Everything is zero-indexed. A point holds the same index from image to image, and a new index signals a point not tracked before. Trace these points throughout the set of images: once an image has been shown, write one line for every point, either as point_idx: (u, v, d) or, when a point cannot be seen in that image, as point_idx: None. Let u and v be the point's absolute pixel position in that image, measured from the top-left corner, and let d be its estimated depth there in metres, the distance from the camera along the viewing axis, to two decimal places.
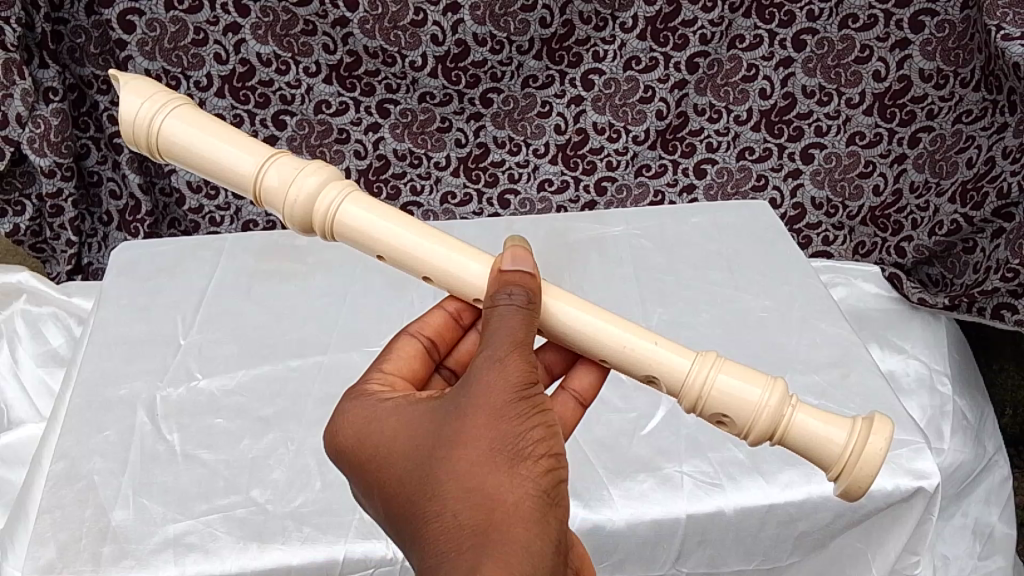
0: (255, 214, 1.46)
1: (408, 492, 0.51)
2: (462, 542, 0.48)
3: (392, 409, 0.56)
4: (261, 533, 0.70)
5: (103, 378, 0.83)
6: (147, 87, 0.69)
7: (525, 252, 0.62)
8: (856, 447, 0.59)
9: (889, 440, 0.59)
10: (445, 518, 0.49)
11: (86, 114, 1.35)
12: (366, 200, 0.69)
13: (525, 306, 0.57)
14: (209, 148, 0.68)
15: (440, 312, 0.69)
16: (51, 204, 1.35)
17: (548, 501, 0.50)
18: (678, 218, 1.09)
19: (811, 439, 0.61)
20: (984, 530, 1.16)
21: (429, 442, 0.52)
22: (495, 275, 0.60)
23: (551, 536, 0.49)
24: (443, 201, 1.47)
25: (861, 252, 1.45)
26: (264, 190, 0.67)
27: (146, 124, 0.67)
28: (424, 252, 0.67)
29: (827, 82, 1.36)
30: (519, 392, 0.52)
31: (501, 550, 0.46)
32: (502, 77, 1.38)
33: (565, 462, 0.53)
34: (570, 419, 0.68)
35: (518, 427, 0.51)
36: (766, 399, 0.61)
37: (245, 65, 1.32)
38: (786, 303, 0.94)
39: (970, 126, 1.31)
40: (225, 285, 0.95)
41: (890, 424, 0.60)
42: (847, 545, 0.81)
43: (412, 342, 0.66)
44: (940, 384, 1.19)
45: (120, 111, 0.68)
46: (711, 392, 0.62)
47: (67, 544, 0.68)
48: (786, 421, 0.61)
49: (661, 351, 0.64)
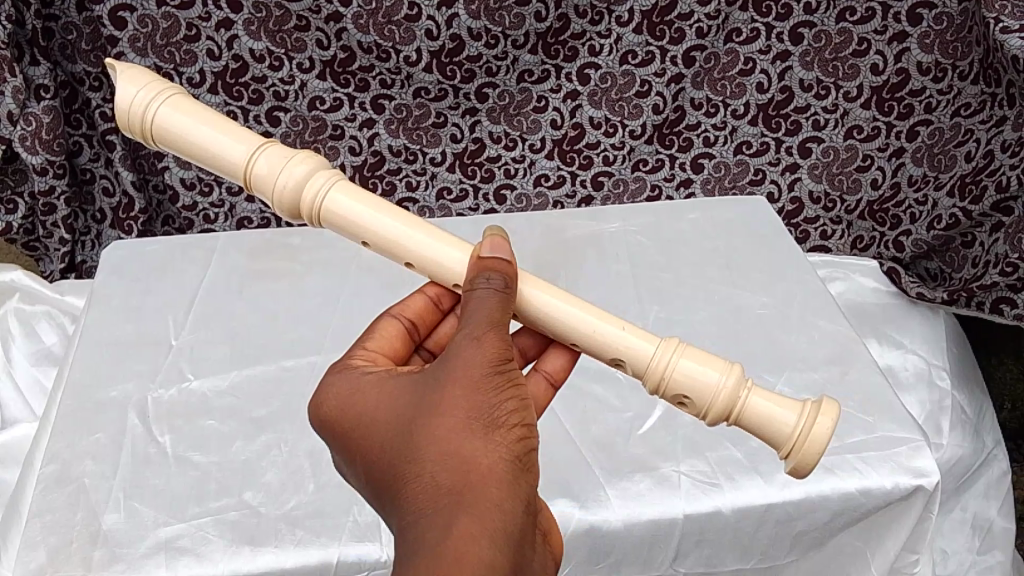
0: (250, 211, 1.45)
1: (388, 459, 0.53)
2: (437, 501, 0.49)
3: (375, 383, 0.57)
4: (253, 537, 0.69)
5: (94, 380, 0.82)
6: (145, 74, 0.69)
7: (504, 241, 0.64)
8: (804, 427, 0.61)
9: (834, 421, 0.61)
10: (422, 481, 0.50)
11: (78, 112, 1.34)
12: (357, 190, 0.68)
13: (503, 291, 0.59)
14: (202, 136, 0.67)
15: (421, 296, 0.69)
16: (43, 202, 1.34)
17: (520, 466, 0.52)
18: (675, 214, 1.08)
19: (763, 421, 0.63)
20: (983, 524, 1.16)
21: (408, 411, 0.53)
22: (473, 262, 0.62)
23: (521, 498, 0.51)
24: (439, 197, 1.45)
25: (859, 247, 1.44)
26: (256, 179, 0.66)
27: (141, 112, 0.67)
28: (415, 243, 0.67)
29: (824, 76, 1.35)
30: (494, 365, 0.54)
31: (474, 508, 0.48)
32: (497, 72, 1.37)
33: (536, 433, 0.55)
34: (541, 399, 0.68)
35: (493, 396, 0.52)
36: (723, 382, 0.63)
37: (238, 61, 1.31)
38: (784, 300, 0.93)
39: (969, 119, 1.30)
40: (217, 285, 0.94)
41: (837, 406, 0.63)
42: (847, 544, 0.80)
43: (394, 323, 0.66)
44: (940, 379, 1.20)
45: (116, 98, 0.67)
46: (670, 375, 0.64)
47: (57, 548, 0.67)
48: (740, 403, 0.63)
49: (625, 335, 0.65)
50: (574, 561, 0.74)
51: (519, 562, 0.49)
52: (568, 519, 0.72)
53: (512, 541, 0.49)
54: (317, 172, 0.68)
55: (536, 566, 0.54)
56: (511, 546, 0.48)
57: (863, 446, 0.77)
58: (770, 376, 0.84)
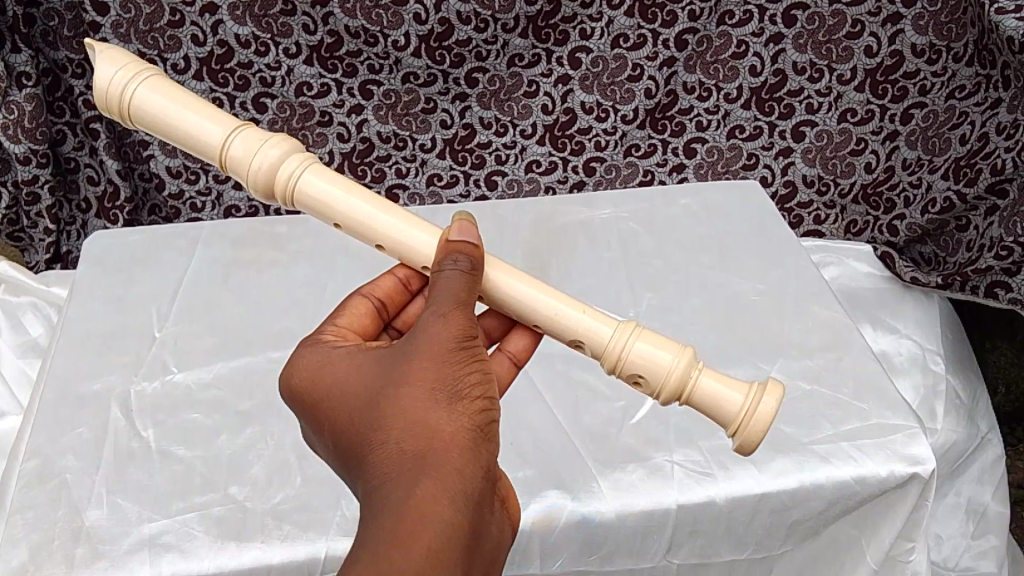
0: (238, 199, 1.43)
1: (355, 427, 0.54)
2: (401, 467, 0.51)
3: (345, 357, 0.58)
4: (239, 533, 0.68)
5: (76, 373, 0.80)
6: (122, 55, 0.67)
7: (472, 225, 0.64)
8: (748, 408, 0.60)
9: (779, 403, 0.60)
10: (387, 447, 0.52)
11: (61, 99, 1.31)
12: (337, 177, 0.67)
13: (470, 272, 0.60)
14: (180, 118, 0.65)
15: (390, 278, 0.69)
16: (27, 191, 1.32)
17: (481, 436, 0.54)
18: (667, 199, 1.06)
19: (711, 404, 0.62)
20: (977, 509, 1.15)
21: (375, 383, 0.54)
22: (441, 245, 0.63)
23: (481, 465, 0.53)
24: (430, 183, 1.44)
25: (853, 232, 1.43)
26: (234, 163, 0.64)
27: (119, 92, 0.65)
28: (397, 231, 0.65)
29: (818, 58, 1.33)
30: (459, 342, 0.55)
31: (436, 475, 0.50)
32: (487, 57, 1.35)
33: (498, 406, 0.56)
34: (504, 377, 0.69)
35: (456, 369, 0.54)
36: (674, 363, 0.62)
37: (223, 47, 1.29)
38: (777, 287, 0.92)
39: (963, 102, 1.29)
40: (202, 275, 0.92)
41: (783, 389, 0.62)
42: (843, 532, 0.79)
43: (364, 302, 0.66)
44: (934, 363, 1.19)
45: (93, 78, 0.65)
46: (625, 358, 0.63)
47: (39, 546, 0.66)
48: (690, 384, 0.62)
49: (584, 318, 0.65)
50: (566, 554, 0.73)
51: (477, 525, 0.51)
52: (561, 510, 0.71)
53: (472, 504, 0.51)
54: (296, 159, 0.66)
55: (494, 530, 0.56)
56: (471, 511, 0.50)
57: (858, 433, 0.76)
58: (764, 363, 0.83)
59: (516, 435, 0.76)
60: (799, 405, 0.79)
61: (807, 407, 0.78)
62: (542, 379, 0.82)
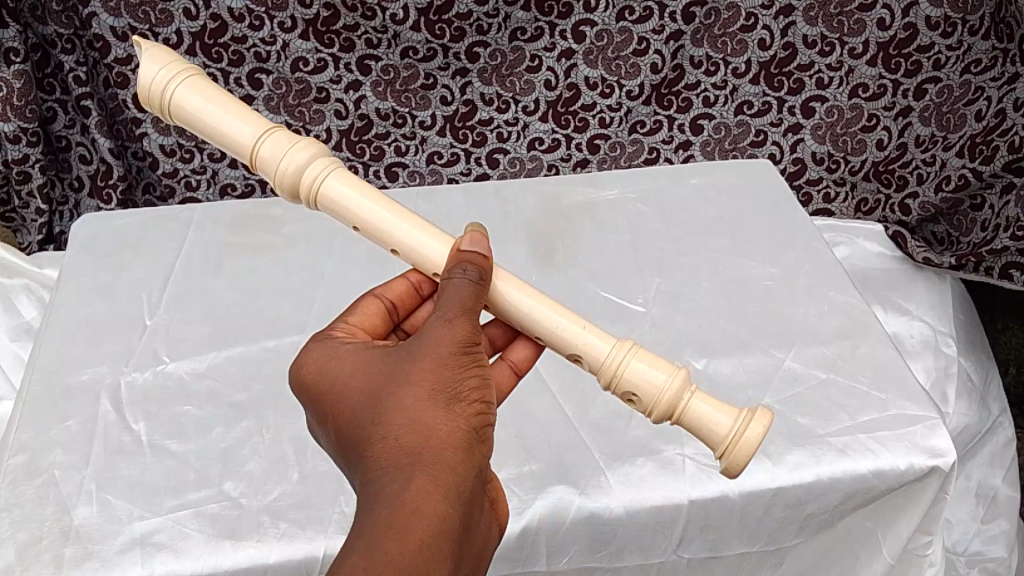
0: (234, 178, 1.38)
1: (355, 421, 0.52)
2: (396, 463, 0.48)
3: (352, 351, 0.55)
4: (233, 531, 0.65)
5: (65, 364, 0.77)
6: (168, 54, 0.65)
7: (484, 236, 0.60)
8: (735, 434, 0.58)
9: (766, 429, 0.58)
10: (385, 442, 0.49)
11: (51, 76, 1.27)
12: (369, 190, 0.65)
13: (478, 283, 0.57)
14: (216, 120, 0.62)
15: (403, 281, 0.66)
16: (18, 170, 1.28)
17: (478, 440, 0.51)
18: (676, 179, 1.03)
19: (699, 428, 0.60)
20: (988, 493, 1.13)
21: (378, 379, 0.52)
22: (451, 254, 0.59)
23: (475, 468, 0.50)
24: (430, 161, 1.40)
25: (863, 210, 1.39)
26: (264, 164, 0.62)
27: (161, 90, 0.63)
28: (422, 246, 0.63)
29: (828, 31, 1.29)
30: (463, 346, 0.53)
31: (430, 474, 0.47)
32: (488, 30, 1.31)
33: (495, 412, 0.54)
34: (505, 386, 0.66)
35: (459, 372, 0.52)
36: (666, 385, 0.59)
37: (217, 21, 1.25)
38: (792, 270, 0.89)
39: (979, 77, 1.26)
40: (195, 260, 0.89)
41: (771, 415, 0.59)
42: (858, 525, 0.77)
43: (375, 302, 0.63)
44: (946, 345, 1.16)
45: (137, 75, 0.63)
46: (620, 375, 0.60)
47: (27, 545, 0.63)
48: (682, 406, 0.59)
49: (583, 333, 0.62)
50: (573, 550, 0.70)
51: (464, 529, 0.49)
52: (569, 505, 0.68)
53: (462, 506, 0.48)
54: (327, 167, 0.64)
55: (482, 536, 0.53)
56: (461, 512, 0.48)
57: (874, 425, 0.73)
58: (778, 351, 0.80)
59: (521, 429, 0.74)
60: (816, 395, 0.76)
61: (824, 398, 0.76)
62: (548, 370, 0.79)
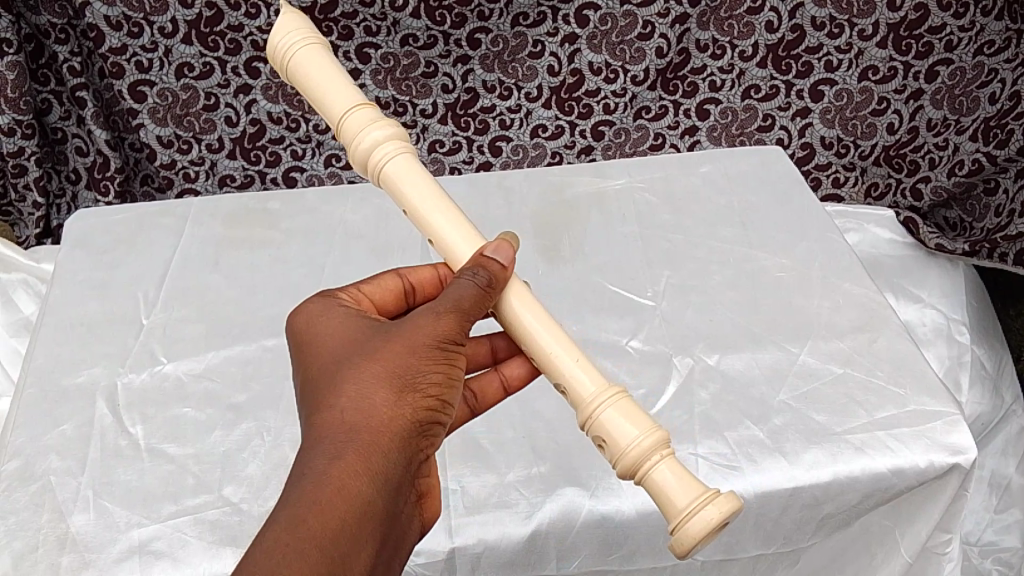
0: (233, 168, 1.36)
1: (316, 387, 0.51)
2: (333, 438, 0.47)
3: (339, 316, 0.55)
4: (236, 538, 0.63)
5: (59, 366, 0.75)
6: (301, 17, 0.64)
7: (511, 245, 0.57)
8: (685, 513, 0.52)
9: (722, 516, 0.51)
10: (332, 413, 0.48)
11: (45, 67, 1.24)
12: (434, 184, 0.62)
13: (484, 289, 0.53)
14: (319, 81, 0.61)
15: (432, 270, 0.63)
16: (14, 164, 1.26)
17: (423, 435, 0.50)
18: (685, 167, 1.00)
19: (657, 495, 0.54)
20: (1000, 482, 1.10)
21: (347, 353, 0.51)
22: (473, 257, 0.56)
23: (413, 461, 0.49)
24: (431, 149, 1.38)
25: (874, 195, 1.36)
26: (347, 131, 0.60)
27: (284, 47, 0.62)
28: (453, 243, 0.60)
29: (838, 13, 1.25)
30: (437, 341, 0.51)
31: (357, 462, 0.46)
32: (490, 16, 1.27)
33: (451, 412, 0.52)
34: (487, 397, 0.64)
35: (425, 364, 0.50)
36: (636, 442, 0.54)
37: (212, 8, 1.21)
38: (804, 263, 0.86)
39: (992, 58, 1.22)
40: (192, 257, 0.87)
41: (737, 502, 0.52)
42: (875, 522, 0.75)
43: (394, 279, 0.61)
44: (959, 333, 1.14)
45: (270, 29, 0.63)
46: (595, 419, 0.55)
47: (22, 555, 0.62)
48: (646, 467, 0.54)
49: (571, 366, 0.57)
50: (584, 554, 0.68)
51: (383, 522, 0.47)
52: (578, 508, 0.66)
53: (385, 500, 0.47)
54: (400, 152, 0.61)
55: (407, 528, 0.52)
56: (382, 504, 0.47)
57: (893, 422, 0.71)
58: (792, 345, 0.78)
59: (529, 428, 0.72)
60: (833, 391, 0.74)
61: (842, 393, 0.73)
62: None
